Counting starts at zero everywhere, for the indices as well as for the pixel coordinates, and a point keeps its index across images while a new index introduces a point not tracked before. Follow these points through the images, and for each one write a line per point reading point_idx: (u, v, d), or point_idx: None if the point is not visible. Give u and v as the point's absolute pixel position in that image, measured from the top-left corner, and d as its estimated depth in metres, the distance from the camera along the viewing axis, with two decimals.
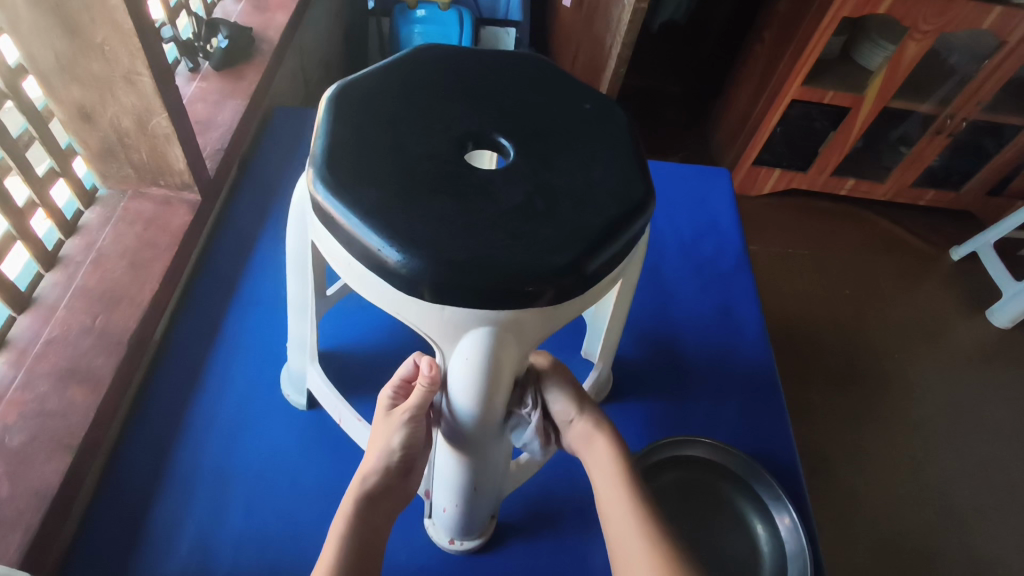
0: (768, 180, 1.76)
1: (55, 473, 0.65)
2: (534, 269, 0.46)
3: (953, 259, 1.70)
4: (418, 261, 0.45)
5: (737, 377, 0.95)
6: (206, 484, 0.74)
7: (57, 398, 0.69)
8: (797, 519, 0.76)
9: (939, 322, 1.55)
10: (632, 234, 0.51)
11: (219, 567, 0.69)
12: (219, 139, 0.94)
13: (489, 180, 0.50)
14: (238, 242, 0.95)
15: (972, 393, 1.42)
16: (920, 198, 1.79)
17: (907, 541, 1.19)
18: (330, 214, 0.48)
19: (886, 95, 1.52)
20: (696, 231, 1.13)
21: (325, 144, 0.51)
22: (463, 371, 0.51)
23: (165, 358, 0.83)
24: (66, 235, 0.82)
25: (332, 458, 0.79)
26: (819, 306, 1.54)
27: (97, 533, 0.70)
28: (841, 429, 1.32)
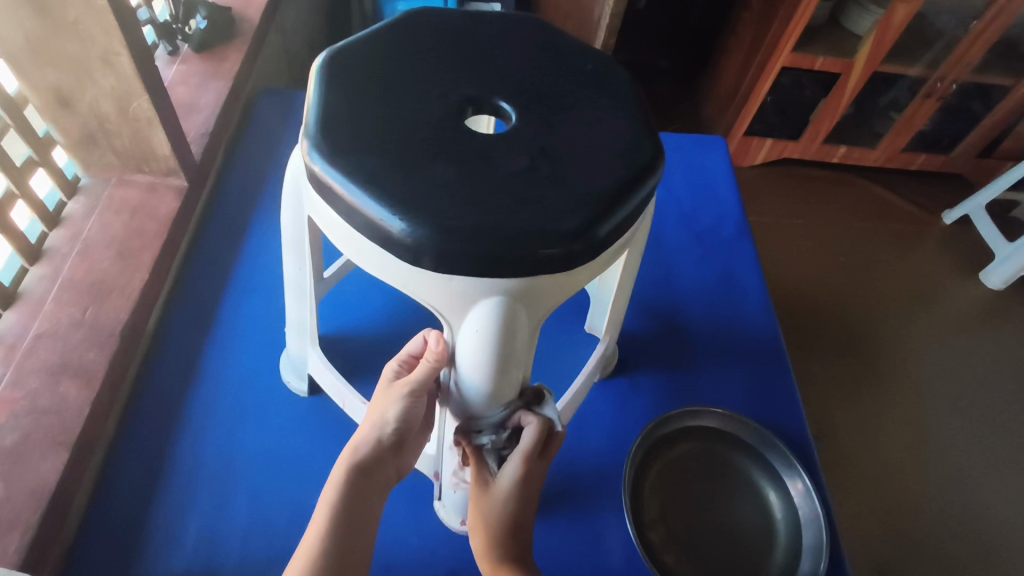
0: (760, 150, 1.74)
1: (53, 471, 0.63)
2: (544, 234, 0.44)
3: (946, 223, 1.70)
4: (424, 230, 0.43)
5: (743, 346, 0.94)
6: (208, 476, 0.73)
7: (50, 394, 0.67)
8: (810, 485, 0.76)
9: (936, 285, 1.55)
10: (643, 196, 0.49)
11: (226, 558, 0.68)
12: (203, 123, 0.92)
13: (492, 145, 0.48)
14: (229, 227, 0.93)
15: (970, 355, 1.42)
16: (912, 162, 1.78)
17: (908, 502, 1.19)
18: (328, 184, 0.46)
19: (876, 59, 1.50)
20: (695, 201, 1.12)
21: (318, 112, 0.48)
22: (472, 345, 0.50)
23: (159, 349, 0.81)
24: (50, 227, 0.79)
25: (335, 444, 0.77)
26: (817, 274, 1.54)
27: (99, 529, 0.68)
28: (842, 395, 1.32)
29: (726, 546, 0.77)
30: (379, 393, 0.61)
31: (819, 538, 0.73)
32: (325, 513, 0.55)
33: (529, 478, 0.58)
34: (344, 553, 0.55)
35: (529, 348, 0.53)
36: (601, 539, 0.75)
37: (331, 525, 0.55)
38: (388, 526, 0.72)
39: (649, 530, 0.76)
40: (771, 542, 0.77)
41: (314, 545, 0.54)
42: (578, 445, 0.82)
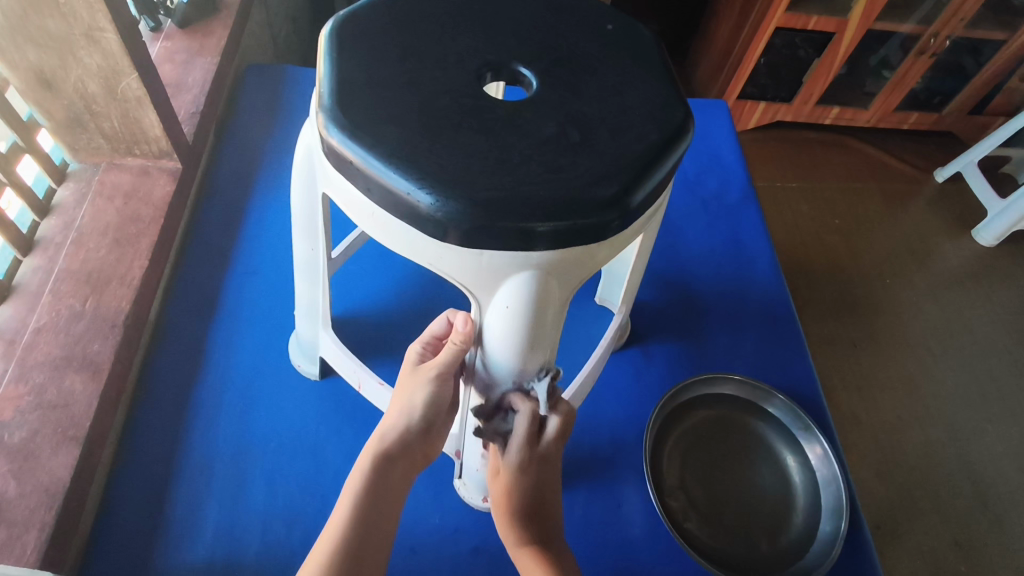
0: (754, 114, 1.72)
1: (65, 467, 0.61)
2: (579, 203, 0.43)
3: (938, 181, 1.69)
4: (453, 204, 0.42)
5: (753, 311, 0.94)
6: (222, 465, 0.71)
7: (55, 388, 0.65)
8: (829, 448, 0.77)
9: (932, 243, 1.56)
10: (674, 161, 0.48)
11: (246, 547, 0.67)
12: (194, 101, 0.88)
13: (516, 113, 0.47)
14: (226, 209, 0.90)
15: (967, 312, 1.43)
16: (904, 121, 1.76)
17: (909, 459, 1.21)
18: (348, 159, 0.44)
19: (870, 17, 1.47)
20: (699, 166, 1.10)
21: (334, 85, 0.47)
22: (502, 323, 0.49)
23: (164, 336, 0.79)
24: (41, 217, 0.76)
25: (351, 427, 0.76)
26: (817, 236, 1.53)
27: (114, 523, 0.67)
28: (844, 356, 1.33)
29: (746, 511, 0.77)
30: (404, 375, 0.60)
31: (839, 500, 0.74)
32: (354, 491, 0.55)
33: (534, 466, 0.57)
34: (371, 530, 0.54)
35: (559, 324, 0.52)
36: (622, 508, 0.75)
37: (358, 504, 0.54)
38: (408, 507, 0.71)
39: (670, 498, 0.76)
40: (790, 506, 0.77)
41: (339, 523, 0.53)
42: (593, 416, 0.82)
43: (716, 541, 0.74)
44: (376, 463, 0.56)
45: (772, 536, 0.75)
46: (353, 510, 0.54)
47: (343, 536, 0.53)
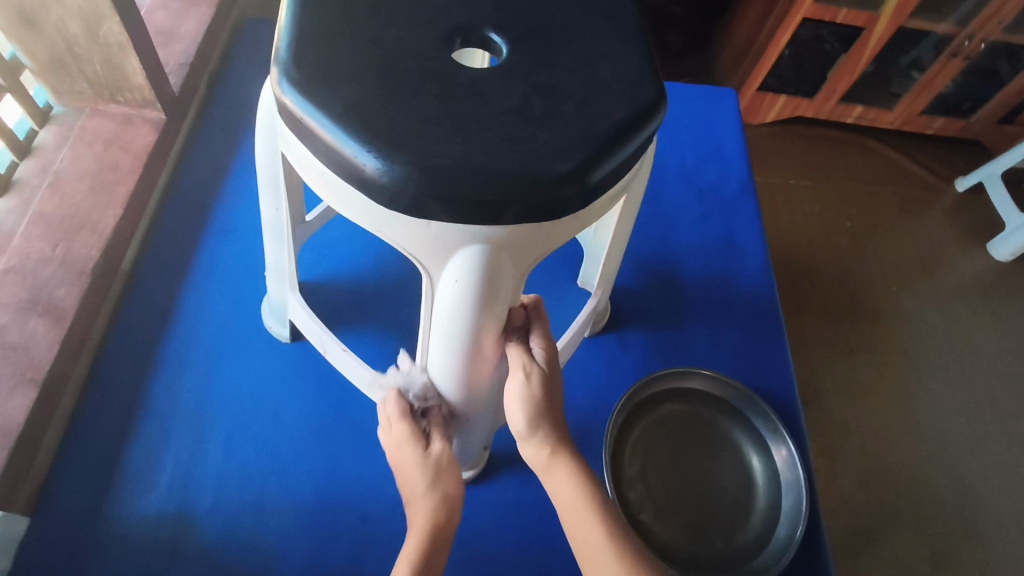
0: (773, 108, 1.65)
1: (21, 408, 0.63)
2: (532, 177, 0.42)
3: (959, 190, 1.63)
4: (401, 169, 0.41)
5: (738, 308, 0.92)
6: (182, 421, 0.72)
7: (18, 330, 0.66)
8: (794, 451, 0.75)
9: (944, 252, 1.51)
10: (642, 140, 0.46)
11: (201, 503, 0.67)
12: (183, 52, 0.88)
13: (480, 80, 0.45)
14: (210, 163, 0.89)
15: (971, 326, 1.39)
16: (928, 126, 1.68)
17: (894, 471, 1.18)
18: (298, 116, 0.43)
19: (902, 14, 1.39)
20: (700, 155, 1.07)
21: (292, 38, 0.45)
22: (452, 298, 0.48)
23: (135, 287, 0.79)
24: (21, 157, 0.76)
25: (315, 393, 0.76)
26: (825, 235, 1.48)
27: (69, 470, 0.67)
28: (838, 361, 1.30)
29: (705, 506, 0.76)
30: (413, 465, 0.57)
31: (798, 504, 0.73)
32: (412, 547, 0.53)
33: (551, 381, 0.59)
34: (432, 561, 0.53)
35: (512, 300, 0.51)
36: None
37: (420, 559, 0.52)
38: (365, 473, 0.72)
39: (628, 488, 0.75)
40: (750, 506, 0.76)
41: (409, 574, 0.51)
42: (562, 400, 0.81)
43: (671, 535, 0.74)
44: (434, 517, 0.55)
45: (727, 534, 0.74)
46: (419, 560, 0.52)
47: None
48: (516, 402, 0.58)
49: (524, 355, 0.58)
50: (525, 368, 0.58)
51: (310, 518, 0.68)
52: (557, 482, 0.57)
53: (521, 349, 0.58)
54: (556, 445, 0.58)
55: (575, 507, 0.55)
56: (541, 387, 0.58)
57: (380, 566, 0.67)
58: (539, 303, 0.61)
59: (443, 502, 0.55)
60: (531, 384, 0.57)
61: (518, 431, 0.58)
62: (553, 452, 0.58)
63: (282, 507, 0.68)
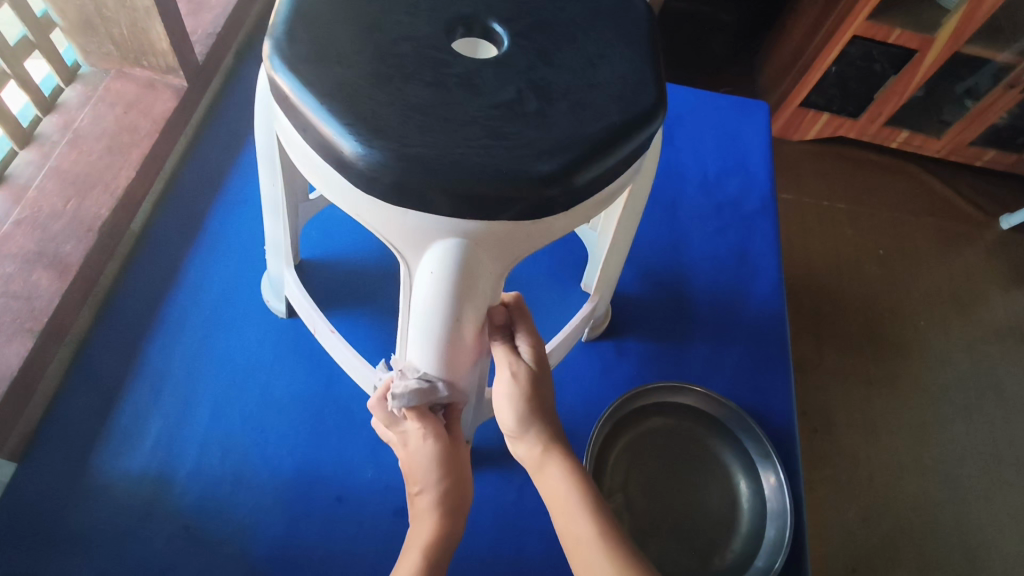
0: (814, 126, 1.59)
1: (16, 356, 0.64)
2: (512, 175, 0.41)
3: (1002, 227, 1.56)
4: (380, 154, 0.40)
5: (745, 327, 0.89)
6: (173, 384, 0.73)
7: (23, 280, 0.68)
8: (783, 480, 0.73)
9: (978, 289, 1.45)
10: (636, 146, 0.45)
11: (181, 467, 0.68)
12: (212, 22, 0.90)
13: (475, 72, 0.44)
14: (228, 133, 0.89)
15: (999, 367, 1.33)
16: (977, 157, 1.61)
17: (900, 510, 1.14)
18: (284, 93, 0.42)
19: (958, 40, 1.33)
20: (723, 167, 1.04)
21: (290, 15, 0.45)
22: (427, 290, 0.47)
23: (142, 249, 0.80)
24: (44, 113, 0.78)
25: (305, 370, 0.76)
26: (853, 259, 1.43)
27: (59, 421, 0.69)
28: (853, 390, 1.26)
29: (686, 526, 0.74)
30: (441, 452, 0.55)
31: (781, 535, 0.70)
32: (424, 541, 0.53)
33: (539, 379, 0.58)
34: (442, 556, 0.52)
35: (493, 289, 0.49)
36: None
37: (426, 557, 0.52)
38: (345, 455, 0.72)
39: (607, 499, 0.74)
40: (732, 530, 0.74)
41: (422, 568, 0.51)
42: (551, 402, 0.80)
43: (648, 549, 0.72)
44: (441, 515, 0.54)
45: (704, 556, 0.72)
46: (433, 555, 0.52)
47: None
48: (505, 402, 0.57)
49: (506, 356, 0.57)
50: (508, 369, 0.57)
51: (285, 492, 0.69)
52: (551, 482, 0.56)
53: (507, 349, 0.58)
54: (547, 443, 0.57)
55: (565, 503, 0.55)
56: (527, 386, 0.57)
57: (349, 548, 0.67)
58: (521, 301, 0.58)
59: (456, 502, 0.55)
60: (517, 384, 0.57)
61: (510, 431, 0.58)
62: (544, 452, 0.57)
63: (258, 480, 0.69)
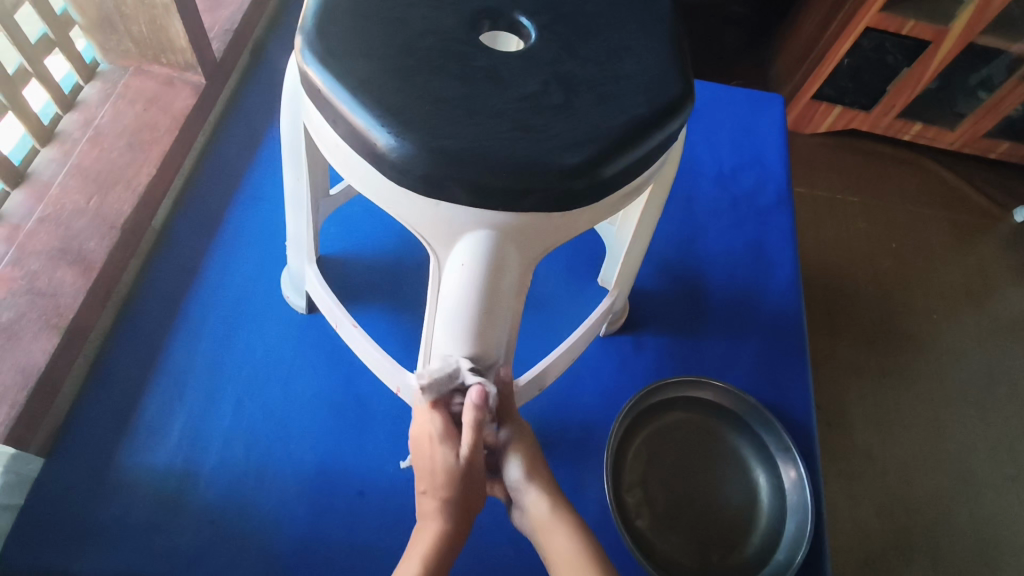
0: (827, 119, 1.58)
1: (42, 352, 0.65)
2: (542, 166, 0.41)
3: (1016, 220, 1.54)
4: (411, 147, 0.40)
5: (761, 321, 0.89)
6: (196, 379, 0.73)
7: (47, 277, 0.69)
8: (803, 474, 0.73)
9: (992, 282, 1.44)
10: (664, 138, 0.45)
11: (205, 463, 0.69)
12: (229, 19, 0.90)
13: (501, 65, 0.44)
14: (246, 128, 0.90)
15: (1013, 360, 1.33)
16: (992, 150, 1.59)
17: (914, 504, 1.14)
18: (316, 86, 0.43)
19: (974, 30, 1.31)
20: (738, 161, 1.04)
21: (320, 8, 0.45)
22: (457, 281, 0.47)
23: (164, 245, 0.80)
24: (64, 111, 0.79)
25: (326, 365, 0.77)
26: (867, 253, 1.42)
27: (85, 417, 0.69)
28: (867, 385, 1.25)
29: (705, 522, 0.74)
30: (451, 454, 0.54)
31: (802, 529, 0.70)
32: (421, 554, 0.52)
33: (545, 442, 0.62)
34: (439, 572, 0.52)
35: (512, 329, 0.52)
36: (579, 495, 0.74)
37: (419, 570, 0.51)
38: (366, 450, 0.72)
39: (627, 494, 0.74)
40: (752, 525, 0.74)
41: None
42: (570, 398, 0.80)
43: (668, 544, 0.72)
44: (444, 528, 0.53)
45: (724, 551, 0.72)
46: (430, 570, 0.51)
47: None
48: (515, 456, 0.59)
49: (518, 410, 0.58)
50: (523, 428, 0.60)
51: (309, 486, 0.69)
52: (551, 540, 0.56)
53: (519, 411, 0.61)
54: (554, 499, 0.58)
55: (570, 557, 0.55)
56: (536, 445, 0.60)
57: (372, 542, 0.67)
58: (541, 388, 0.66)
59: (457, 511, 0.54)
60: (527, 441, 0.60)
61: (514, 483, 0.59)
62: (551, 508, 0.58)
63: (282, 474, 0.69)
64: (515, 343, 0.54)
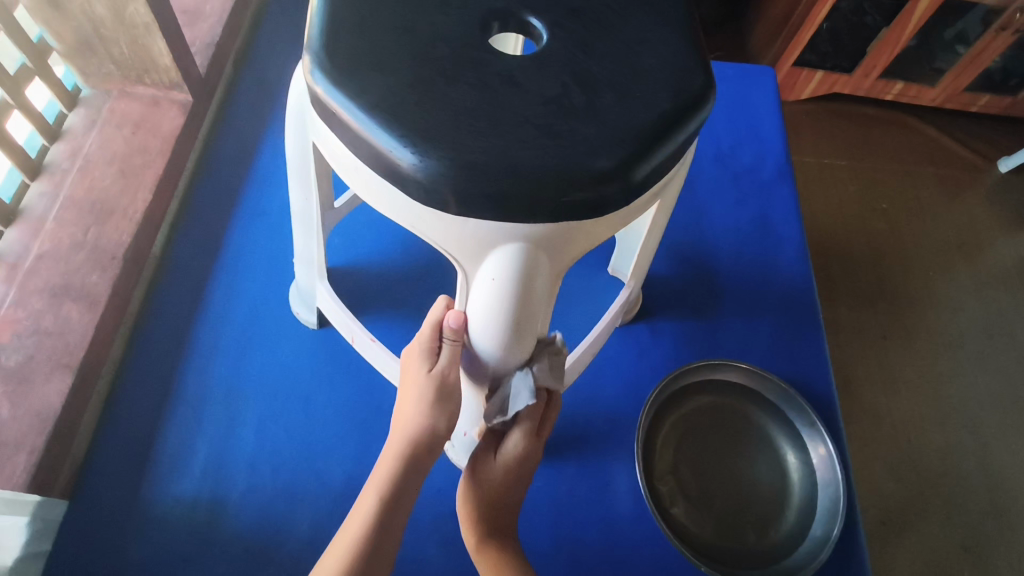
0: (808, 84, 1.57)
1: (58, 395, 0.64)
2: (573, 174, 0.40)
3: (1001, 171, 1.54)
4: (438, 164, 0.39)
5: (772, 297, 0.89)
6: (214, 405, 0.71)
7: (53, 316, 0.68)
8: (833, 449, 0.73)
9: (984, 236, 1.44)
10: (689, 133, 0.44)
11: (232, 491, 0.67)
12: (209, 32, 0.88)
13: (517, 67, 0.43)
14: (237, 144, 0.87)
15: (1011, 310, 1.33)
16: (972, 103, 1.59)
17: (925, 458, 1.13)
18: (331, 108, 0.41)
19: None
20: (736, 137, 1.03)
21: (324, 25, 0.43)
22: (487, 297, 0.46)
23: (166, 270, 0.78)
24: (50, 141, 0.77)
25: (344, 380, 0.75)
26: (862, 216, 1.42)
27: (105, 455, 0.68)
28: (873, 346, 1.24)
29: (738, 504, 0.74)
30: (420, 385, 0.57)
31: (835, 504, 0.71)
32: (365, 524, 0.55)
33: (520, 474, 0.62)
34: (380, 546, 0.55)
35: (541, 329, 0.51)
36: (609, 488, 0.74)
37: (384, 494, 0.56)
38: None
39: (659, 482, 0.74)
40: (784, 503, 0.74)
41: (357, 554, 0.54)
42: (593, 389, 0.80)
43: (703, 529, 0.72)
44: (409, 452, 0.58)
45: (759, 531, 0.73)
46: (369, 542, 0.55)
47: (365, 563, 0.54)
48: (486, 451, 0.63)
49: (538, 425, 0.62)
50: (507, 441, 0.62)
51: (339, 505, 0.68)
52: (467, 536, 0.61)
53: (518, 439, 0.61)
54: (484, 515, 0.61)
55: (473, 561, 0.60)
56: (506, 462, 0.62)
57: (412, 555, 0.67)
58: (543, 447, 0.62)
59: (422, 438, 0.58)
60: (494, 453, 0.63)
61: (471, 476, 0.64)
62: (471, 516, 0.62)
63: (311, 495, 0.68)
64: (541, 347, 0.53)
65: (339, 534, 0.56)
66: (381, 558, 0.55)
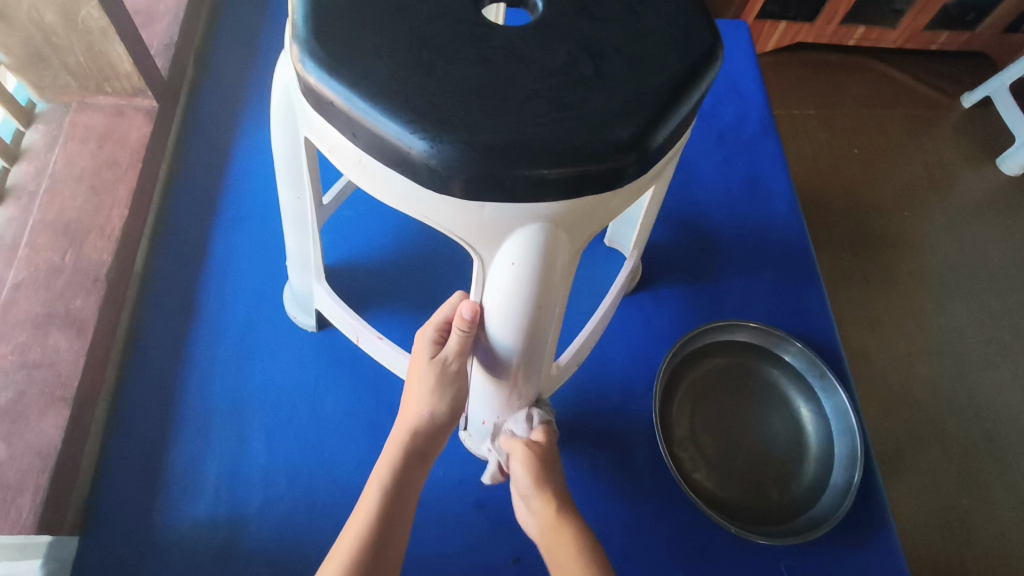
0: (772, 36, 1.56)
1: (56, 428, 0.62)
2: (592, 146, 0.38)
3: (965, 106, 1.56)
4: (451, 148, 0.37)
5: (767, 253, 0.89)
6: (221, 421, 0.69)
7: (40, 346, 0.65)
8: (846, 398, 0.74)
9: (956, 170, 1.46)
10: (701, 93, 0.42)
11: (248, 506, 0.65)
12: (167, 32, 0.85)
13: (519, 40, 0.41)
14: (210, 148, 0.84)
15: (987, 241, 1.35)
16: (932, 42, 1.60)
17: (917, 395, 1.15)
18: (328, 99, 0.39)
19: None
20: (716, 96, 1.02)
21: (309, 12, 0.40)
22: (507, 281, 0.44)
23: (152, 287, 0.75)
24: (10, 162, 0.73)
25: (351, 381, 0.73)
26: (839, 162, 1.43)
27: (112, 486, 0.65)
28: (860, 290, 1.25)
29: (758, 460, 0.75)
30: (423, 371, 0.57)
31: (853, 451, 0.71)
32: (369, 517, 0.54)
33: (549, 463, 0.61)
34: (392, 539, 0.54)
35: (560, 309, 0.50)
36: (629, 460, 0.73)
37: (388, 487, 0.56)
38: None
39: (677, 448, 0.74)
40: (802, 456, 0.75)
41: (360, 548, 0.53)
42: (602, 362, 0.79)
43: (725, 490, 0.73)
44: (410, 442, 0.57)
45: (781, 487, 0.73)
46: (374, 535, 0.53)
47: (372, 555, 0.53)
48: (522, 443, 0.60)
49: (525, 391, 0.57)
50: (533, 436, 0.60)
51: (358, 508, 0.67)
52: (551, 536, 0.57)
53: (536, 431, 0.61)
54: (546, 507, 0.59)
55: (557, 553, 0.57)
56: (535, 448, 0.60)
57: (439, 551, 0.65)
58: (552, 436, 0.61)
59: (421, 428, 0.57)
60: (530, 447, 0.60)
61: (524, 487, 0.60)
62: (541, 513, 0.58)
63: (332, 501, 0.67)
64: (559, 327, 0.52)
65: (344, 530, 0.55)
66: (391, 552, 0.54)
